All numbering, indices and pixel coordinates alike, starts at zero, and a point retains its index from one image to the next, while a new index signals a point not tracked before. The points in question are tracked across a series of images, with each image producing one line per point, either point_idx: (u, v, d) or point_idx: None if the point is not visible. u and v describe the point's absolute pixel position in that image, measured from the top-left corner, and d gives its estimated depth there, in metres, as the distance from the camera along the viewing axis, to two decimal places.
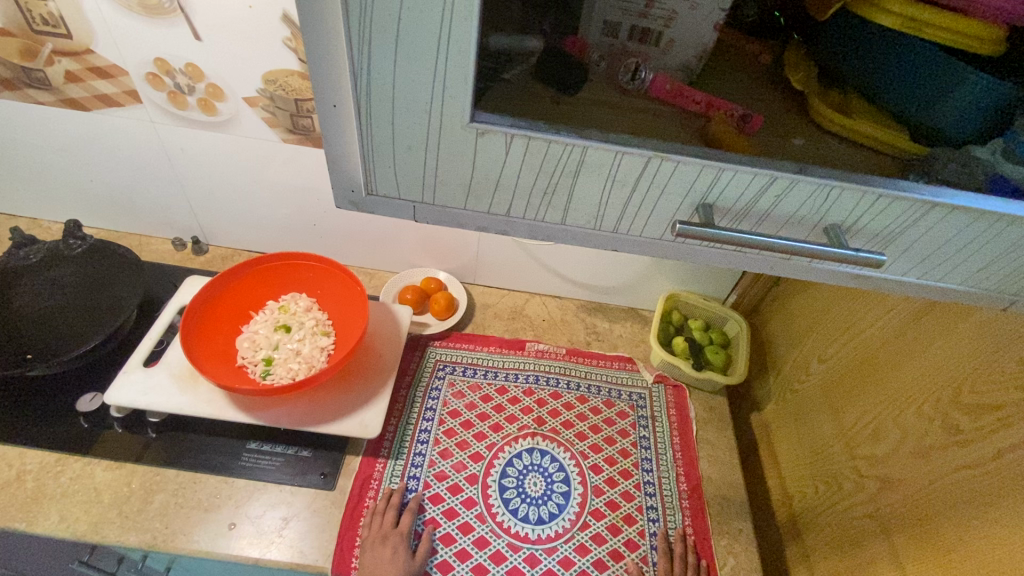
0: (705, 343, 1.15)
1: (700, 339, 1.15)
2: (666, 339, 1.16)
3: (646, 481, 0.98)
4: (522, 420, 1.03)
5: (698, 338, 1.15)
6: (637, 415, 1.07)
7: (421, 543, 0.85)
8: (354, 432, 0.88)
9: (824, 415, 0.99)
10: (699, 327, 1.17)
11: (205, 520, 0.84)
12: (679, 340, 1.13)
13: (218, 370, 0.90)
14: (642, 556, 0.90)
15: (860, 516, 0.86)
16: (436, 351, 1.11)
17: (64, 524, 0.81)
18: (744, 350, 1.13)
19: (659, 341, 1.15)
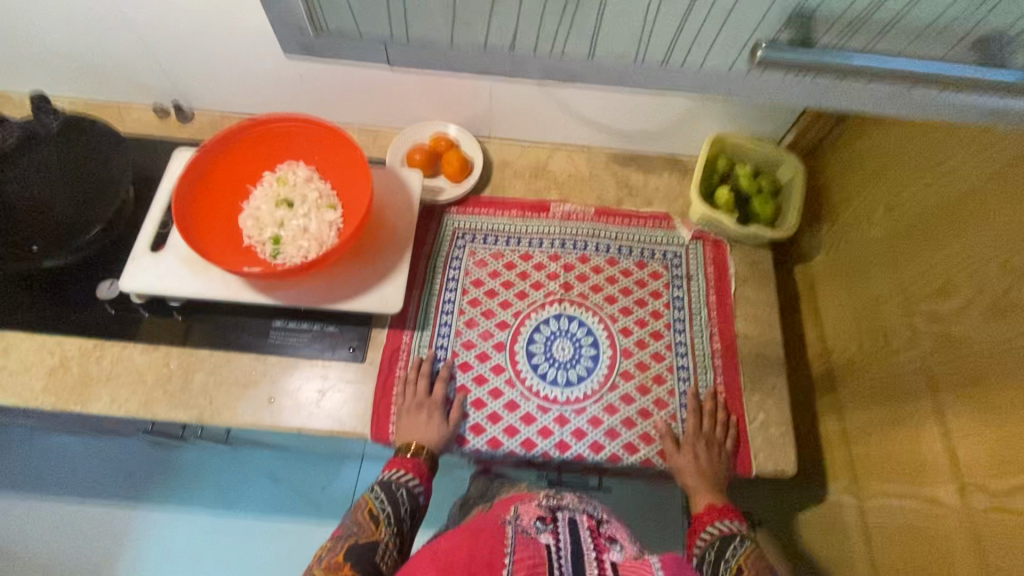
0: (752, 193, 1.02)
1: (748, 188, 1.02)
2: (709, 191, 1.03)
3: (678, 342, 0.95)
4: (548, 287, 0.98)
5: (745, 186, 1.02)
6: (670, 275, 1.00)
7: (454, 409, 0.87)
8: (376, 307, 0.85)
9: (882, 269, 0.89)
10: (748, 174, 1.03)
11: (245, 395, 0.87)
12: (723, 191, 1.00)
13: (225, 252, 0.85)
14: (671, 413, 0.90)
15: (906, 372, 0.82)
16: (453, 218, 1.03)
17: (117, 404, 0.85)
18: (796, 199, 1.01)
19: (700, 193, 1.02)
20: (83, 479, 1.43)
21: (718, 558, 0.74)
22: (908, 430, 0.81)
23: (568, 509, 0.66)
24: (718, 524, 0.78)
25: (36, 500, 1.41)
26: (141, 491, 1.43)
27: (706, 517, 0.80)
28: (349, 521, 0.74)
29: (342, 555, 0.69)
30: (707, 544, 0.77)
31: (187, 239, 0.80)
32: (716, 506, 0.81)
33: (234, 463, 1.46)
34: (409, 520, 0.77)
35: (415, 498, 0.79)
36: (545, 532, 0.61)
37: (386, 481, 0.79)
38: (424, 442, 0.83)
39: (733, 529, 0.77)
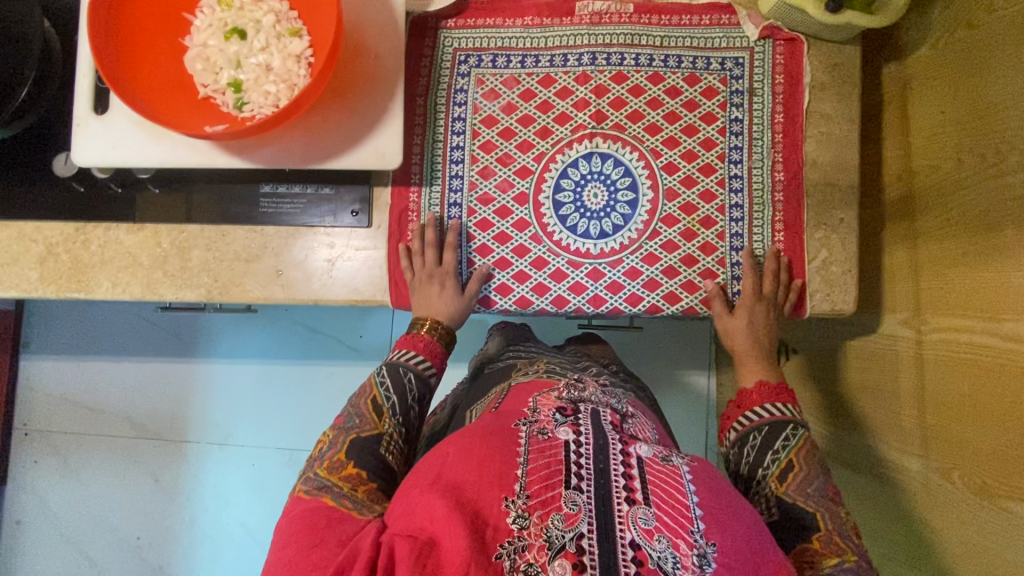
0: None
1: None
2: None
3: (733, 176, 0.80)
4: (576, 119, 0.80)
5: None
6: (728, 91, 0.80)
7: (473, 277, 0.80)
8: (372, 163, 0.71)
9: (1016, 62, 0.68)
10: None
11: (250, 271, 0.80)
12: None
13: (177, 106, 0.69)
14: (719, 259, 0.79)
15: (1012, 198, 0.68)
16: (451, 36, 0.81)
17: (120, 289, 0.80)
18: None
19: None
20: (133, 342, 1.46)
21: (765, 446, 0.67)
22: (998, 264, 0.70)
23: (587, 404, 0.65)
24: (767, 408, 0.71)
25: (93, 360, 1.46)
26: (190, 349, 1.46)
27: (757, 397, 0.73)
28: (353, 412, 0.70)
29: (344, 449, 0.66)
30: (751, 429, 0.70)
31: (121, 95, 0.64)
32: (766, 385, 0.74)
33: (268, 320, 1.45)
34: (417, 407, 0.73)
35: (424, 382, 0.75)
36: (565, 428, 0.57)
37: (394, 364, 0.74)
38: (441, 316, 0.78)
39: (785, 416, 0.69)
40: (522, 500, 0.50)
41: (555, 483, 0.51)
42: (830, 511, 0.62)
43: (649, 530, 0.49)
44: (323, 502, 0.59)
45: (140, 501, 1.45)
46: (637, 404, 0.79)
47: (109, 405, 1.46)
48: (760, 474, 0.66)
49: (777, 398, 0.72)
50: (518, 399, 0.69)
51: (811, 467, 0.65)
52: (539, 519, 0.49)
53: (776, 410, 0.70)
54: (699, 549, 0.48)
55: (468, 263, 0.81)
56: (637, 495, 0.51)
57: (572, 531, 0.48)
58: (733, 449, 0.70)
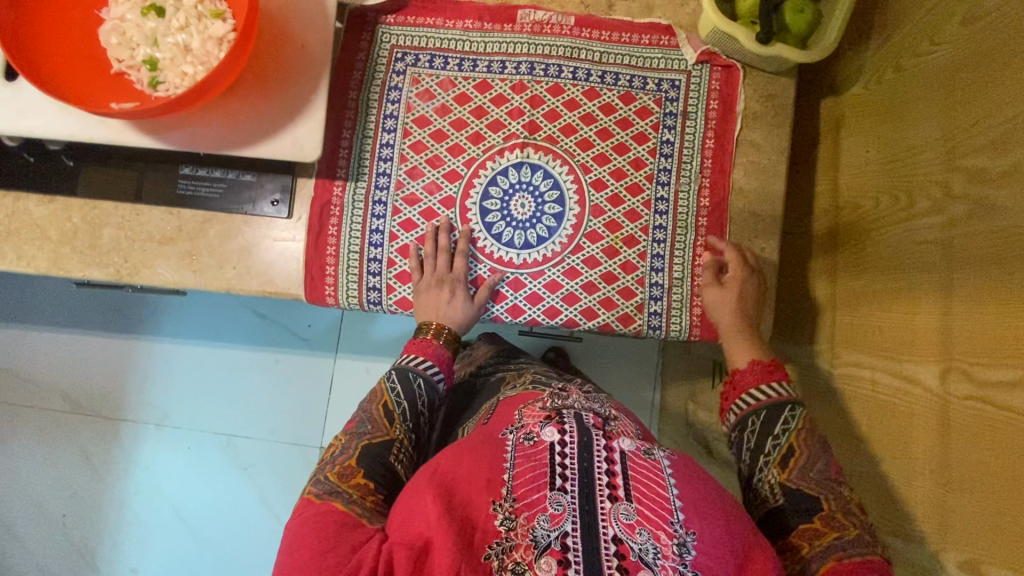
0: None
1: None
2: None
3: (659, 197, 0.80)
4: (509, 127, 0.80)
5: None
6: (662, 112, 0.81)
7: (480, 289, 0.79)
8: (289, 153, 0.70)
9: (929, 109, 0.69)
10: None
11: (163, 253, 0.78)
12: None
13: (85, 79, 0.66)
14: (639, 279, 0.79)
15: (919, 243, 0.69)
16: (389, 32, 0.80)
17: (24, 261, 0.77)
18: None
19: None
20: (69, 315, 1.39)
21: (766, 431, 0.64)
22: (903, 305, 0.71)
23: (572, 408, 0.61)
24: (763, 389, 0.67)
25: (27, 331, 1.39)
26: (132, 326, 1.39)
27: (752, 378, 0.68)
28: (365, 417, 0.68)
29: (356, 455, 0.63)
30: (750, 412, 0.66)
31: (19, 65, 0.61)
32: (757, 364, 0.70)
33: (213, 301, 1.39)
34: (427, 413, 0.71)
35: (433, 389, 0.72)
36: (550, 429, 0.55)
37: (401, 368, 0.72)
38: (447, 322, 0.76)
39: (783, 397, 0.66)
40: (509, 503, 0.50)
41: (541, 485, 0.50)
42: (840, 493, 0.59)
43: (631, 524, 0.48)
44: (334, 506, 0.57)
45: (68, 479, 1.37)
46: (622, 407, 0.74)
47: (42, 377, 1.38)
48: (762, 460, 0.63)
49: (770, 378, 0.68)
50: (506, 412, 0.67)
51: (814, 451, 0.62)
52: (525, 521, 0.48)
53: (775, 391, 0.66)
54: (679, 539, 0.47)
55: (388, 263, 0.79)
56: (619, 491, 0.50)
57: (557, 530, 0.48)
58: (733, 434, 0.67)
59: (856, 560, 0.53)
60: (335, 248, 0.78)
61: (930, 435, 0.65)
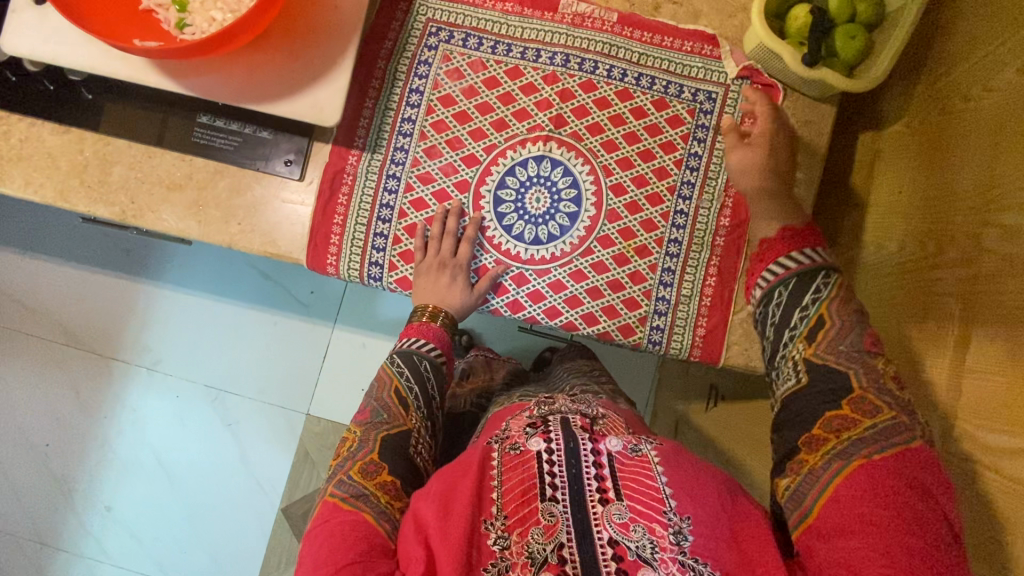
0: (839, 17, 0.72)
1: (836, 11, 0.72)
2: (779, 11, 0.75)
3: (678, 211, 0.78)
4: (534, 118, 0.78)
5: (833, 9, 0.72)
6: (693, 124, 0.78)
7: (481, 279, 0.77)
8: (308, 115, 0.68)
9: (973, 155, 0.66)
10: None
11: (169, 199, 0.77)
12: (799, 12, 0.72)
13: (111, 10, 0.65)
14: (646, 291, 0.77)
15: (941, 293, 0.66)
16: (427, 5, 0.78)
17: (31, 189, 0.76)
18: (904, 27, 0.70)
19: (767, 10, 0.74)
20: (74, 249, 1.38)
21: (793, 302, 0.62)
22: (916, 354, 0.69)
23: (559, 412, 0.60)
24: (793, 253, 0.65)
25: (33, 258, 1.38)
26: (137, 268, 1.39)
27: (783, 246, 0.66)
28: (379, 408, 0.65)
29: (377, 448, 0.61)
30: (780, 282, 0.64)
31: None
32: (786, 233, 0.67)
33: (220, 255, 1.38)
34: (439, 396, 0.69)
35: (439, 370, 0.71)
36: (536, 437, 0.55)
37: (408, 353, 0.70)
38: (445, 306, 0.74)
39: (818, 262, 0.63)
40: (500, 521, 0.50)
41: (532, 498, 0.50)
42: (873, 369, 0.56)
43: (625, 523, 0.49)
44: (364, 519, 0.54)
45: (57, 409, 1.37)
46: (611, 406, 0.73)
47: (43, 305, 1.38)
48: (788, 336, 0.61)
49: (800, 245, 0.65)
50: (495, 426, 0.65)
51: (847, 320, 0.59)
52: (519, 537, 0.49)
53: (807, 257, 0.64)
54: (675, 528, 0.48)
55: (394, 240, 0.77)
56: (609, 492, 0.50)
57: (552, 543, 0.48)
58: (761, 308, 0.66)
59: (888, 454, 0.51)
60: (342, 217, 0.77)
61: None
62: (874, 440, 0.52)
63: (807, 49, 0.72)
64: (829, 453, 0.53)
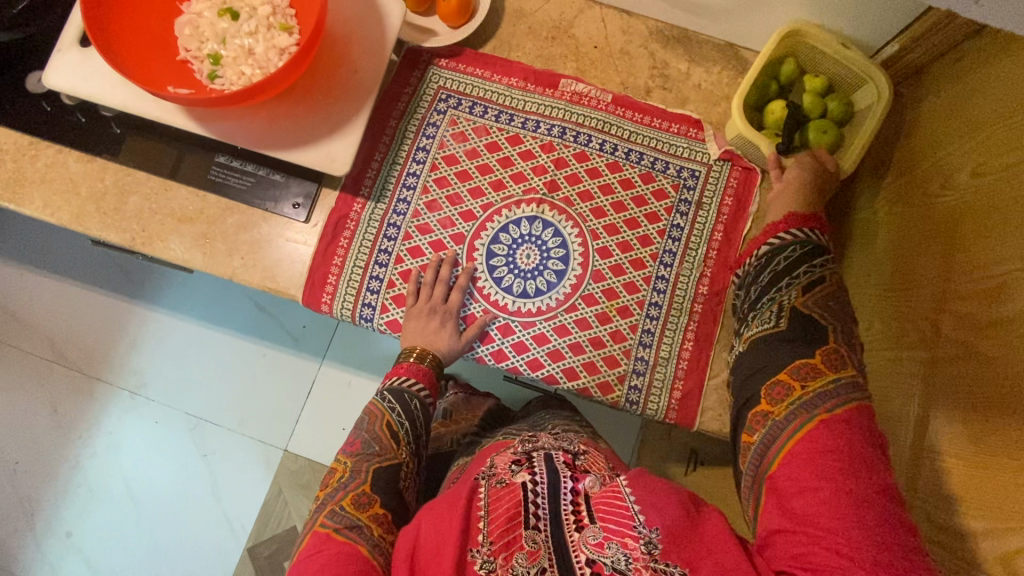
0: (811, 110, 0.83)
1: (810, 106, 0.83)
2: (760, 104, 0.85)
3: (659, 276, 0.82)
4: (530, 181, 0.84)
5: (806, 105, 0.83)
6: (677, 197, 0.84)
7: (470, 326, 0.80)
8: (319, 164, 0.74)
9: (932, 245, 0.72)
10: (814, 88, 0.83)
11: (179, 230, 0.81)
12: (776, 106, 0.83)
13: (149, 59, 0.71)
14: (625, 350, 0.80)
15: (906, 372, 0.70)
16: (439, 74, 0.86)
17: (49, 211, 0.80)
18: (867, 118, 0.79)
19: (746, 105, 0.84)
20: (75, 268, 1.41)
21: (801, 260, 0.69)
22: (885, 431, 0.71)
23: (542, 450, 0.65)
24: (799, 230, 0.72)
25: (35, 274, 1.41)
26: (136, 291, 1.41)
27: (786, 224, 0.74)
28: (370, 441, 0.67)
29: (367, 482, 0.63)
30: (790, 244, 0.71)
31: (95, 36, 0.66)
32: (795, 214, 0.74)
33: (219, 283, 1.41)
34: (426, 435, 0.72)
35: (427, 409, 0.74)
36: (521, 473, 0.58)
37: (399, 390, 0.73)
38: (434, 348, 0.77)
39: (813, 236, 0.71)
40: (487, 547, 0.51)
41: (516, 524, 0.52)
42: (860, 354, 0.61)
43: (599, 543, 0.50)
44: (358, 551, 0.54)
45: (33, 426, 1.36)
46: (591, 443, 0.77)
47: (37, 321, 1.39)
48: (786, 283, 0.69)
49: (802, 223, 0.73)
50: (478, 463, 0.68)
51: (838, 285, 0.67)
52: (504, 560, 0.49)
53: (807, 234, 0.72)
54: (646, 539, 0.49)
55: (388, 284, 0.81)
56: (584, 519, 0.53)
57: (535, 566, 0.49)
58: (761, 260, 0.73)
59: (849, 408, 0.55)
60: (341, 258, 0.81)
61: None
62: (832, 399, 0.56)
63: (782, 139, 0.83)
64: (796, 401, 0.58)
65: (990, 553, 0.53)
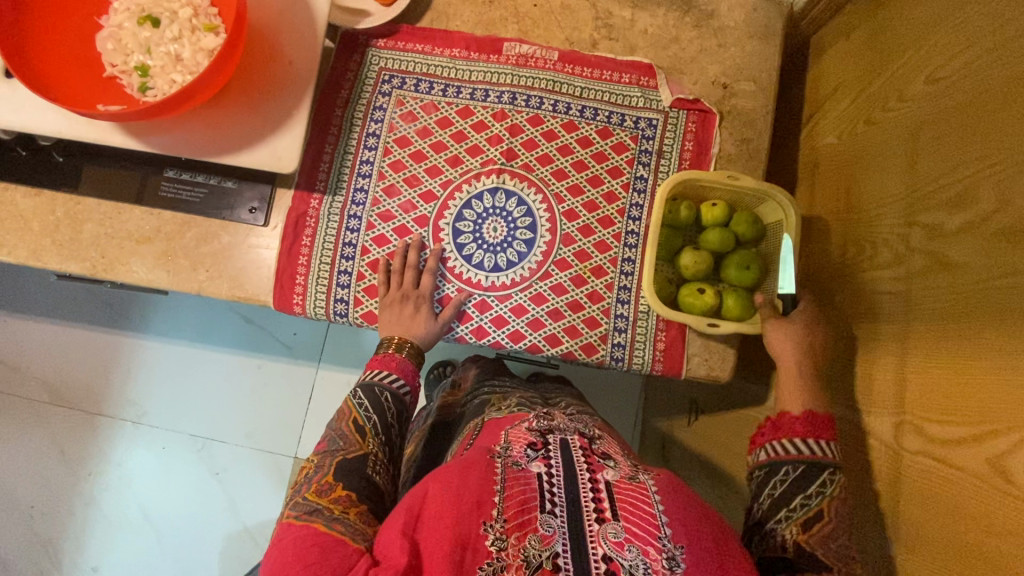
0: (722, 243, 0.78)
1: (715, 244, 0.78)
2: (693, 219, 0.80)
3: (630, 231, 0.81)
4: (487, 153, 0.82)
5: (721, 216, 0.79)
6: (638, 149, 0.83)
7: (446, 308, 0.80)
8: (267, 164, 0.72)
9: (895, 162, 0.70)
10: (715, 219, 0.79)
11: (139, 252, 0.79)
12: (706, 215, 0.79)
13: (76, 80, 0.69)
14: (604, 309, 0.80)
15: (882, 292, 0.69)
16: (379, 55, 0.83)
17: (5, 250, 0.79)
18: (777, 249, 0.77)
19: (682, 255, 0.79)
20: (56, 307, 1.40)
21: (795, 488, 0.58)
22: (866, 353, 0.71)
23: (559, 432, 0.62)
24: (802, 443, 0.60)
25: (17, 320, 1.40)
26: (121, 322, 1.40)
27: (799, 428, 0.62)
28: (336, 435, 0.66)
29: (332, 471, 0.62)
30: (786, 461, 0.60)
31: (11, 62, 0.63)
32: (812, 415, 0.62)
33: (202, 304, 1.40)
34: (397, 425, 0.70)
35: (400, 401, 0.71)
36: (537, 461, 0.55)
37: (368, 384, 0.70)
38: (410, 335, 0.76)
39: (826, 457, 0.59)
40: (500, 523, 0.49)
41: (531, 508, 0.50)
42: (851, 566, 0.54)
43: (620, 542, 0.48)
44: (316, 529, 0.54)
45: (41, 467, 1.36)
46: (605, 430, 0.75)
47: (27, 366, 1.39)
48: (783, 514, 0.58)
49: (821, 435, 0.61)
50: (490, 433, 0.66)
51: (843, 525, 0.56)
52: (516, 540, 0.48)
53: (826, 450, 0.60)
54: (668, 554, 0.48)
55: (358, 276, 0.80)
56: (606, 512, 0.50)
57: (548, 550, 0.48)
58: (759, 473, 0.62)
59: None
60: (307, 257, 0.79)
61: (884, 488, 0.65)
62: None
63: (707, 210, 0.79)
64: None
65: (979, 459, 0.53)
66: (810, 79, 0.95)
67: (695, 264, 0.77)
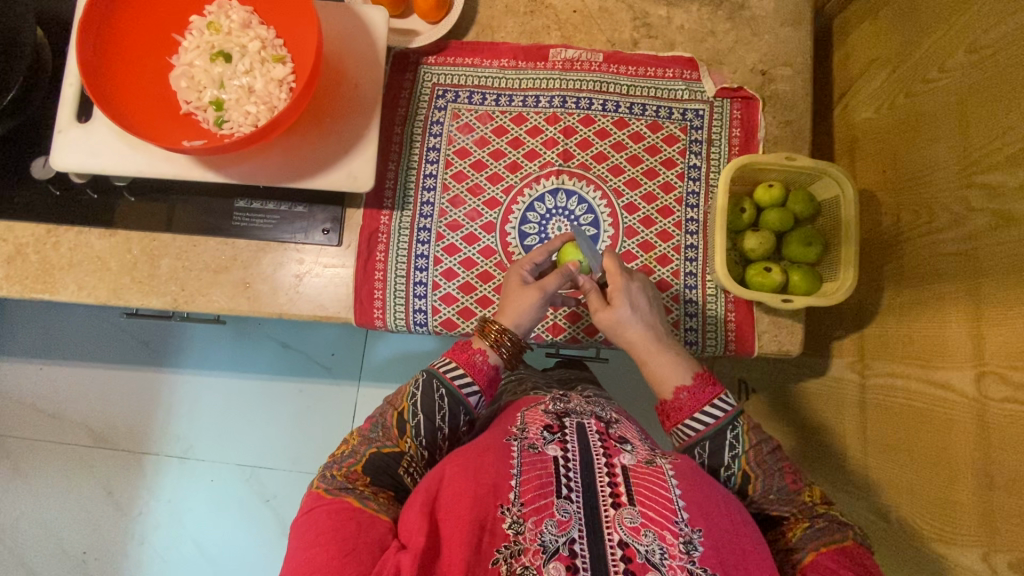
0: (786, 228, 0.83)
1: (776, 227, 0.83)
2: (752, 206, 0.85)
3: (689, 219, 0.84)
4: (544, 156, 0.85)
5: (774, 198, 0.83)
6: (688, 139, 0.86)
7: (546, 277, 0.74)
8: (345, 185, 0.74)
9: (942, 131, 0.74)
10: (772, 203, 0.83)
11: (218, 282, 0.81)
12: (763, 199, 0.84)
13: (154, 120, 0.72)
14: (673, 296, 0.83)
15: (945, 253, 0.72)
16: (431, 72, 0.86)
17: (84, 291, 0.80)
18: (835, 222, 0.81)
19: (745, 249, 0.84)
20: (92, 346, 1.37)
21: (717, 462, 0.66)
22: (929, 315, 0.74)
23: (574, 417, 0.63)
24: (700, 418, 0.67)
25: (54, 364, 1.37)
26: (158, 357, 1.37)
27: (688, 406, 0.68)
28: (379, 421, 0.68)
29: (362, 461, 0.64)
30: (695, 443, 0.67)
31: (100, 106, 0.66)
32: (686, 387, 0.68)
33: (240, 331, 1.37)
34: (446, 428, 0.67)
35: (457, 399, 0.68)
36: (553, 444, 0.57)
37: (430, 373, 0.69)
38: (508, 325, 0.72)
39: (727, 418, 0.66)
40: (517, 507, 0.51)
41: (548, 492, 0.52)
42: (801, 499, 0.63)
43: (636, 527, 0.51)
44: (349, 504, 0.57)
45: (89, 512, 1.33)
46: (621, 411, 0.75)
47: (67, 409, 1.35)
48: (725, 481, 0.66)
49: (704, 399, 0.67)
50: (508, 416, 0.67)
51: (769, 469, 0.64)
52: (533, 524, 0.50)
53: (718, 410, 0.67)
54: (685, 537, 0.50)
55: (433, 286, 0.82)
56: (622, 497, 0.53)
57: (565, 536, 0.49)
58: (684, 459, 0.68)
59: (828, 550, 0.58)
60: (382, 273, 0.82)
61: (969, 442, 0.65)
62: (814, 540, 0.59)
63: (772, 190, 0.83)
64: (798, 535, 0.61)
65: None
66: (838, 61, 0.99)
67: (759, 245, 0.82)
